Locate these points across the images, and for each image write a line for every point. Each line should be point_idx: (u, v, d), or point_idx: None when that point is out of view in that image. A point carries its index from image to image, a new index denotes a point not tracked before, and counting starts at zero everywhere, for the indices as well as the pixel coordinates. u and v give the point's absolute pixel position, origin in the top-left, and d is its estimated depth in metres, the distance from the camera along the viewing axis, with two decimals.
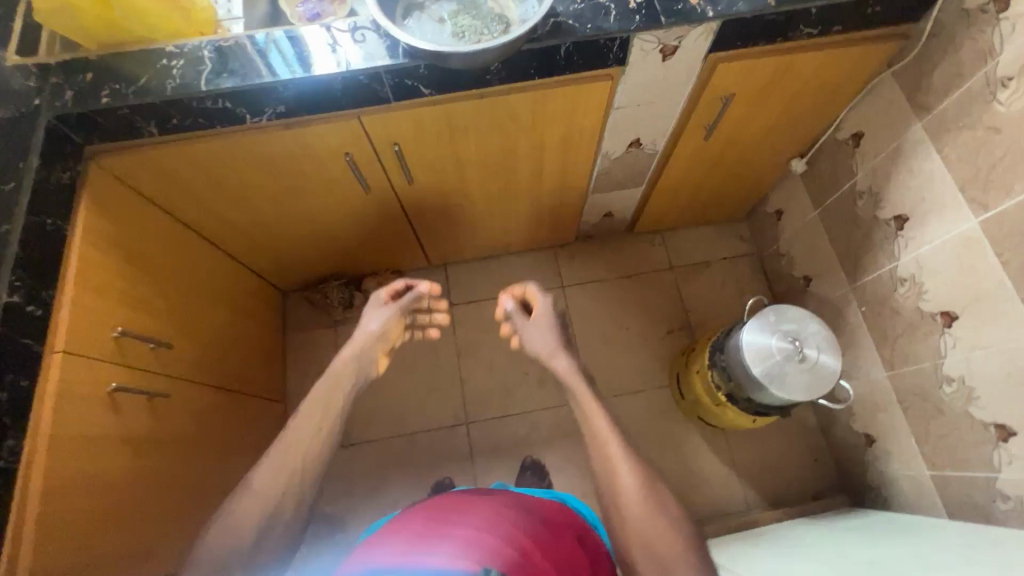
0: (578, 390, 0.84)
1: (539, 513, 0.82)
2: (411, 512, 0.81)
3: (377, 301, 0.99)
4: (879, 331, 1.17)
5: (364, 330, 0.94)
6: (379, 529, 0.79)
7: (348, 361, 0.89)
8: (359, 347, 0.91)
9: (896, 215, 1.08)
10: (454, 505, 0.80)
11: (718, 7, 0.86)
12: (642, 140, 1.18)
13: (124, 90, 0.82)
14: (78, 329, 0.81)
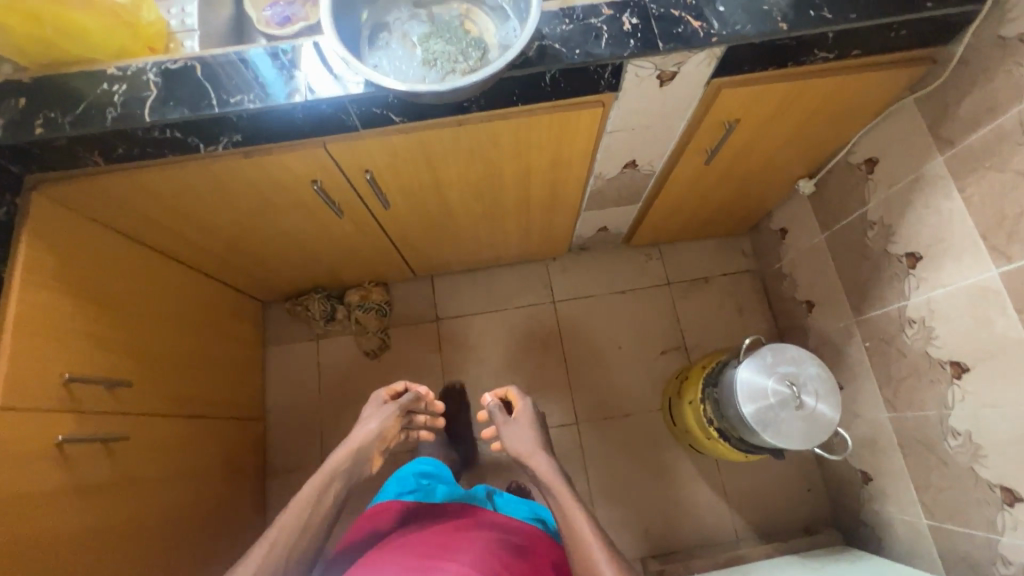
0: (560, 493, 0.88)
1: (518, 542, 0.93)
2: (406, 545, 0.88)
3: (376, 402, 1.04)
4: (882, 370, 1.10)
5: (364, 429, 0.97)
6: (373, 552, 0.88)
7: (345, 458, 0.91)
8: (359, 447, 0.94)
9: (908, 252, 1.00)
10: (443, 537, 0.90)
11: (724, 31, 0.77)
12: (638, 162, 1.09)
13: (61, 120, 0.74)
14: (19, 380, 0.76)
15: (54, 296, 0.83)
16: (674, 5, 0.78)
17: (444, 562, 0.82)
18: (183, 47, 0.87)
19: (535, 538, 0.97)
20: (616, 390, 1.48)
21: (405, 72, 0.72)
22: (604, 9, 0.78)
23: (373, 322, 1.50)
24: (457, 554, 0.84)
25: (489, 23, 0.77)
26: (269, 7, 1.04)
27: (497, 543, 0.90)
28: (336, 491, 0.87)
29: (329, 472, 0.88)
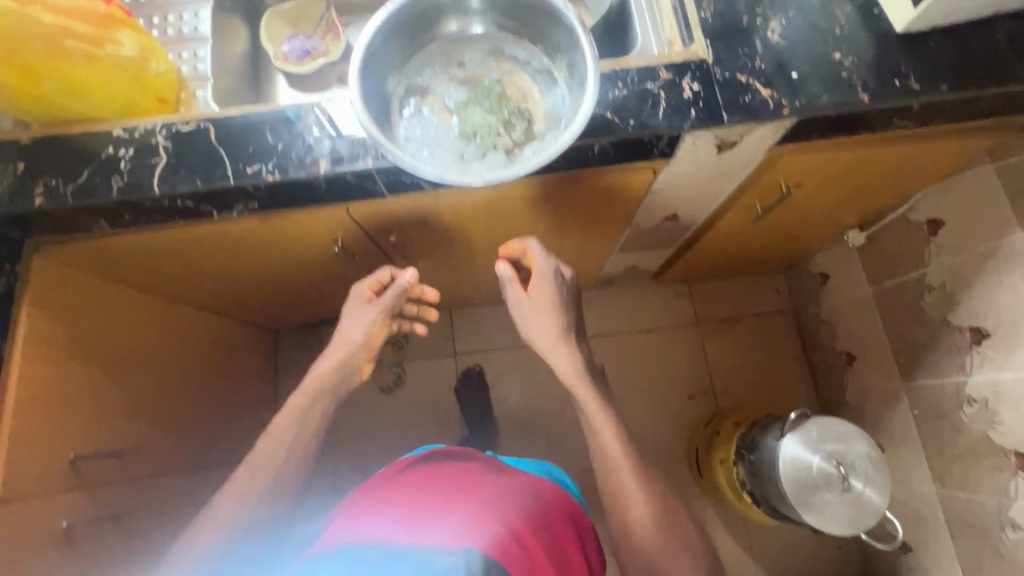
0: (587, 393, 0.79)
1: (540, 506, 0.75)
2: (402, 481, 0.74)
3: (357, 296, 0.83)
4: (932, 442, 1.04)
5: (339, 340, 0.82)
6: (369, 502, 0.73)
7: (332, 373, 0.80)
8: (341, 356, 0.81)
9: (973, 327, 0.93)
10: (454, 483, 0.73)
11: (797, 101, 0.69)
12: (679, 215, 1.02)
13: (62, 189, 0.68)
14: (21, 468, 0.70)
15: (61, 367, 0.77)
16: (740, 69, 0.70)
17: (442, 517, 0.66)
18: (194, 98, 0.80)
19: (562, 509, 0.79)
20: (639, 434, 1.41)
21: (442, 148, 0.65)
22: (661, 73, 0.71)
23: (388, 355, 1.44)
24: (460, 506, 0.68)
25: (535, 87, 0.70)
26: (287, 40, 0.96)
27: (515, 499, 0.72)
28: (312, 427, 0.80)
29: (302, 399, 0.80)
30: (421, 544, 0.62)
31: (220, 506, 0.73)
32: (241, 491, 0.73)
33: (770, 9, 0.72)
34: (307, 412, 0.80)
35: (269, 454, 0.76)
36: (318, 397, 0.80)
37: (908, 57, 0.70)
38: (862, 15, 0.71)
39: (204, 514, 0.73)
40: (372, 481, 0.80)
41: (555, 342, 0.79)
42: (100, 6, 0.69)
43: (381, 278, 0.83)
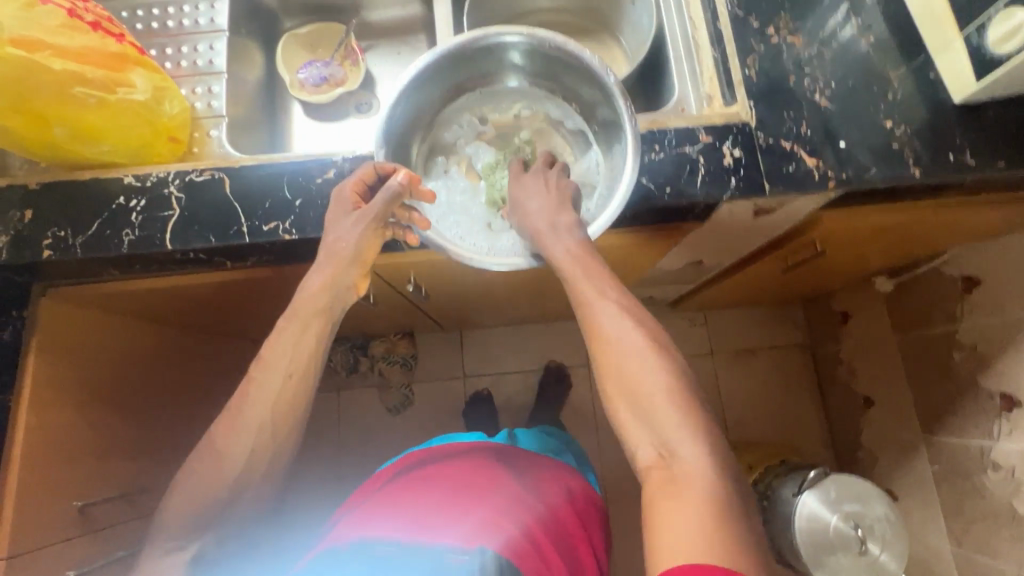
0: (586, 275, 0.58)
1: (557, 508, 0.74)
2: (422, 488, 0.73)
3: (341, 205, 0.62)
4: (952, 500, 1.02)
5: (331, 242, 0.62)
6: (389, 495, 0.74)
7: (318, 290, 0.62)
8: (329, 275, 0.62)
9: (1003, 392, 0.90)
10: (473, 483, 0.73)
11: (844, 172, 0.65)
12: (703, 260, 0.97)
13: (71, 242, 0.65)
14: (31, 523, 0.68)
15: (73, 411, 0.75)
16: (784, 135, 0.66)
17: (456, 520, 0.66)
18: (210, 137, 0.77)
19: (580, 509, 0.78)
20: None
21: (473, 215, 0.67)
22: (701, 135, 0.67)
23: (397, 375, 1.42)
24: (476, 510, 0.67)
25: (569, 148, 0.71)
26: (304, 66, 0.92)
27: (534, 503, 0.72)
28: (302, 378, 0.63)
29: (285, 343, 0.63)
30: (432, 545, 0.62)
31: (202, 464, 0.62)
32: (219, 463, 0.62)
33: (818, 69, 0.68)
34: (291, 369, 0.63)
35: (250, 428, 0.62)
36: (311, 341, 0.63)
37: (965, 128, 0.65)
38: (917, 80, 0.67)
39: (188, 467, 0.63)
40: (403, 468, 0.81)
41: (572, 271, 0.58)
42: (113, 45, 0.66)
43: (365, 177, 0.62)
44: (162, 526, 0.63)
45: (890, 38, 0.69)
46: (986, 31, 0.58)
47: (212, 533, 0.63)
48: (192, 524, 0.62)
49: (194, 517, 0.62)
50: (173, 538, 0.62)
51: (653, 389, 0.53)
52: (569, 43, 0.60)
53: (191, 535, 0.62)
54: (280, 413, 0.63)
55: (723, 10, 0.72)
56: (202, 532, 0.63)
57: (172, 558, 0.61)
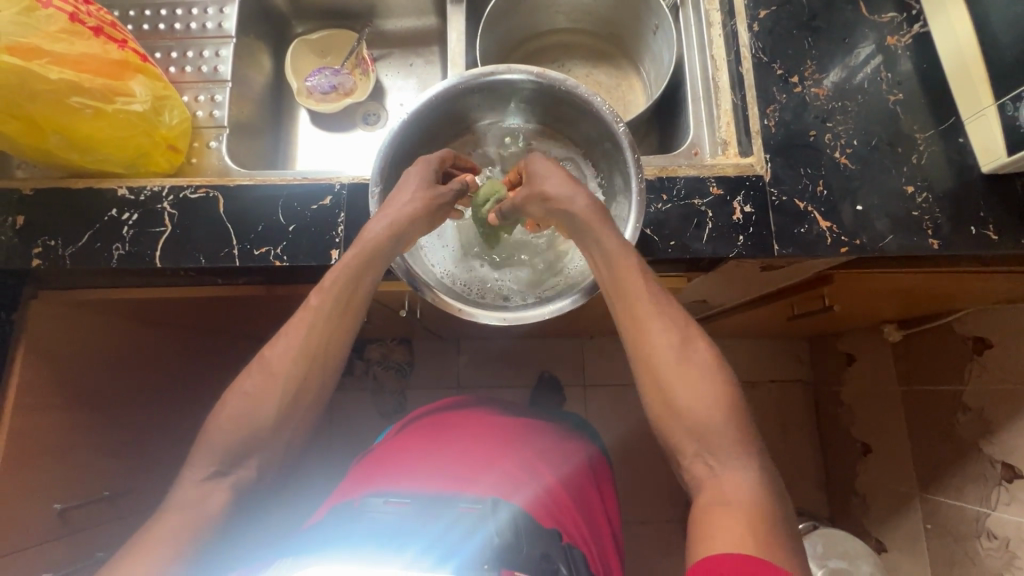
0: (637, 288, 0.55)
1: (570, 469, 0.72)
2: (430, 456, 0.67)
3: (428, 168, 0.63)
4: (944, 560, 1.00)
5: (411, 196, 0.60)
6: (393, 452, 0.71)
7: (380, 236, 0.59)
8: (396, 224, 0.59)
9: (1005, 461, 0.87)
10: (486, 453, 0.68)
11: (859, 238, 0.62)
12: (706, 300, 0.92)
13: (61, 252, 0.64)
14: (4, 526, 0.65)
15: (68, 413, 0.74)
16: (799, 193, 0.63)
17: (466, 481, 0.63)
18: (209, 148, 0.75)
19: (591, 472, 0.76)
20: (634, 492, 1.32)
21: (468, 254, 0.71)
22: (712, 187, 0.64)
23: (391, 381, 1.35)
24: (489, 473, 0.64)
25: None
26: (313, 73, 0.89)
27: (547, 466, 0.69)
28: (356, 304, 0.60)
29: (354, 267, 0.58)
30: (446, 499, 0.59)
31: (257, 385, 0.57)
32: (264, 413, 0.57)
33: (841, 124, 0.65)
34: (348, 295, 0.59)
35: (281, 375, 0.57)
36: (372, 269, 0.59)
37: (991, 200, 0.62)
38: (946, 145, 0.64)
39: (235, 387, 0.58)
40: (403, 426, 0.78)
41: (618, 278, 0.56)
42: (114, 52, 0.64)
43: (448, 158, 0.66)
44: (196, 451, 0.57)
45: (921, 97, 0.65)
46: (1021, 104, 0.54)
47: (256, 458, 0.57)
48: (228, 452, 0.56)
49: (233, 443, 0.56)
50: (208, 465, 0.56)
51: (664, 369, 0.53)
52: (579, 86, 0.62)
53: (233, 458, 0.57)
54: (331, 343, 0.59)
55: (747, 53, 0.69)
56: (245, 456, 0.57)
57: (210, 485, 0.56)
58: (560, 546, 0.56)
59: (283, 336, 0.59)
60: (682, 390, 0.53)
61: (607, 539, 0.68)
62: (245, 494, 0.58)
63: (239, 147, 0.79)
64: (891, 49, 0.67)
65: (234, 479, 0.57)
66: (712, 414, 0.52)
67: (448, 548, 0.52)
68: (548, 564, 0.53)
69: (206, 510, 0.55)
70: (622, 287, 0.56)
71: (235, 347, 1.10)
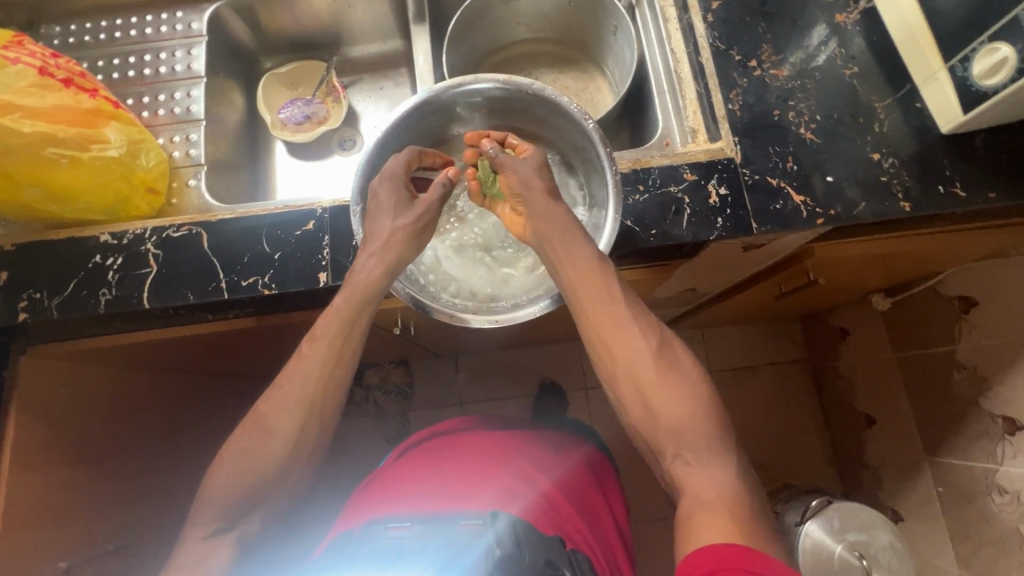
0: (592, 288, 0.58)
1: (570, 472, 0.72)
2: (429, 476, 0.68)
3: (396, 182, 0.65)
4: (958, 523, 1.00)
5: (385, 226, 0.62)
6: (392, 476, 0.71)
7: (380, 270, 0.61)
8: (388, 260, 0.61)
9: (1006, 415, 0.88)
10: (482, 468, 0.68)
11: (833, 209, 0.63)
12: (696, 288, 0.94)
13: (47, 303, 0.64)
14: None
15: (65, 469, 0.73)
16: (770, 171, 0.65)
17: (464, 496, 0.63)
18: (188, 187, 0.75)
19: (592, 473, 0.76)
20: (649, 489, 1.31)
21: (440, 256, 0.72)
22: (686, 173, 0.66)
23: (393, 405, 1.33)
24: (487, 487, 0.64)
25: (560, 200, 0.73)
26: (286, 105, 0.91)
27: (544, 473, 0.70)
28: (350, 349, 0.62)
29: (347, 308, 0.60)
30: (445, 517, 0.59)
31: (253, 442, 0.60)
32: (280, 433, 0.59)
33: (803, 102, 0.67)
34: (343, 342, 0.61)
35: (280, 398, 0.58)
36: (364, 308, 0.61)
37: (955, 160, 0.64)
38: (905, 111, 0.66)
39: (232, 444, 0.61)
40: (407, 446, 0.78)
41: (573, 279, 0.59)
42: (86, 101, 0.64)
43: (413, 160, 0.67)
44: (199, 508, 0.59)
45: (875, 68, 0.68)
46: (971, 64, 0.57)
47: (259, 513, 0.61)
48: (233, 509, 0.59)
49: (238, 496, 0.59)
50: (212, 522, 0.59)
51: (636, 367, 0.57)
52: (545, 88, 0.63)
53: (236, 515, 0.59)
54: (326, 388, 0.61)
55: (704, 42, 0.71)
56: (250, 509, 0.60)
57: (215, 541, 0.58)
58: (564, 552, 0.54)
59: (276, 391, 0.61)
60: (650, 371, 0.57)
61: (616, 546, 0.67)
62: (248, 543, 0.60)
63: (219, 184, 0.79)
64: (841, 27, 0.70)
65: (238, 533, 0.59)
66: (682, 394, 0.56)
67: (452, 558, 0.52)
68: (552, 570, 0.51)
69: (210, 566, 0.56)
70: (576, 289, 0.59)
71: (231, 383, 1.09)
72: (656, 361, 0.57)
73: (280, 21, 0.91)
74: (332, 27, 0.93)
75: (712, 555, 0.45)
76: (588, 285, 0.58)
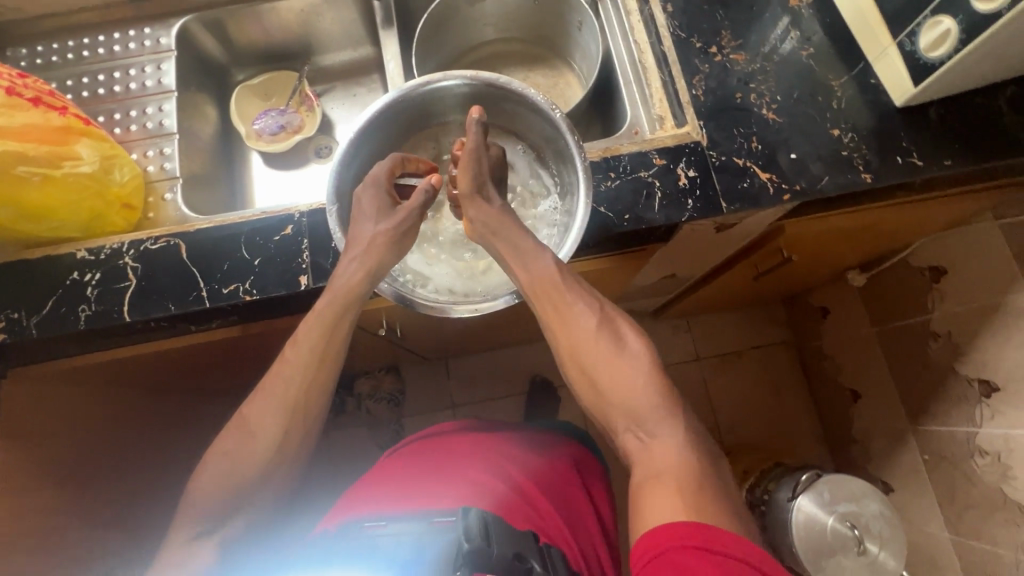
0: (545, 289, 0.59)
1: (553, 468, 0.72)
2: (408, 478, 0.69)
3: (377, 190, 0.66)
4: (945, 489, 1.02)
5: (365, 233, 0.62)
6: (377, 474, 0.72)
7: (359, 271, 0.61)
8: (369, 265, 0.61)
9: (981, 377, 0.91)
10: (456, 468, 0.69)
11: (798, 184, 0.65)
12: (676, 274, 0.96)
13: (26, 323, 0.64)
14: None
15: (49, 492, 0.72)
16: (736, 152, 0.67)
17: (435, 495, 0.64)
18: (164, 201, 0.75)
19: (577, 469, 0.76)
20: None
21: (419, 256, 0.74)
22: (655, 158, 0.67)
23: (385, 412, 1.33)
24: (462, 484, 0.65)
25: (531, 190, 0.74)
26: (259, 116, 0.92)
27: (522, 469, 0.70)
28: (332, 354, 0.62)
29: (328, 314, 0.61)
30: (415, 517, 0.60)
31: (235, 444, 0.60)
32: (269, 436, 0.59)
33: (763, 84, 0.70)
34: (327, 344, 0.61)
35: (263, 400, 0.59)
36: (346, 313, 0.62)
37: (911, 131, 0.66)
38: (860, 88, 0.68)
39: (215, 447, 0.61)
40: (398, 447, 0.79)
41: (530, 279, 0.60)
42: (56, 119, 0.64)
43: (397, 165, 0.69)
44: (183, 512, 0.61)
45: (830, 48, 0.70)
46: (917, 37, 0.60)
47: (244, 514, 0.61)
48: (215, 513, 0.60)
49: (221, 500, 0.60)
50: (195, 525, 0.60)
51: (599, 361, 0.57)
52: (511, 81, 0.65)
53: (219, 519, 0.60)
54: (313, 390, 0.62)
55: (666, 32, 0.73)
56: (231, 515, 0.60)
57: (200, 543, 0.60)
58: (535, 546, 0.54)
59: (260, 397, 0.61)
60: (601, 361, 0.57)
61: (598, 545, 0.67)
62: (232, 546, 0.61)
63: (195, 197, 0.79)
64: (795, 10, 0.73)
65: (220, 536, 0.60)
66: (632, 378, 0.56)
67: (411, 558, 0.55)
68: (521, 563, 0.52)
69: (192, 569, 0.58)
70: (534, 288, 0.60)
71: (219, 400, 1.09)
72: (617, 353, 0.57)
73: (249, 34, 0.92)
74: (302, 37, 0.94)
75: (660, 537, 0.46)
76: (536, 286, 0.60)
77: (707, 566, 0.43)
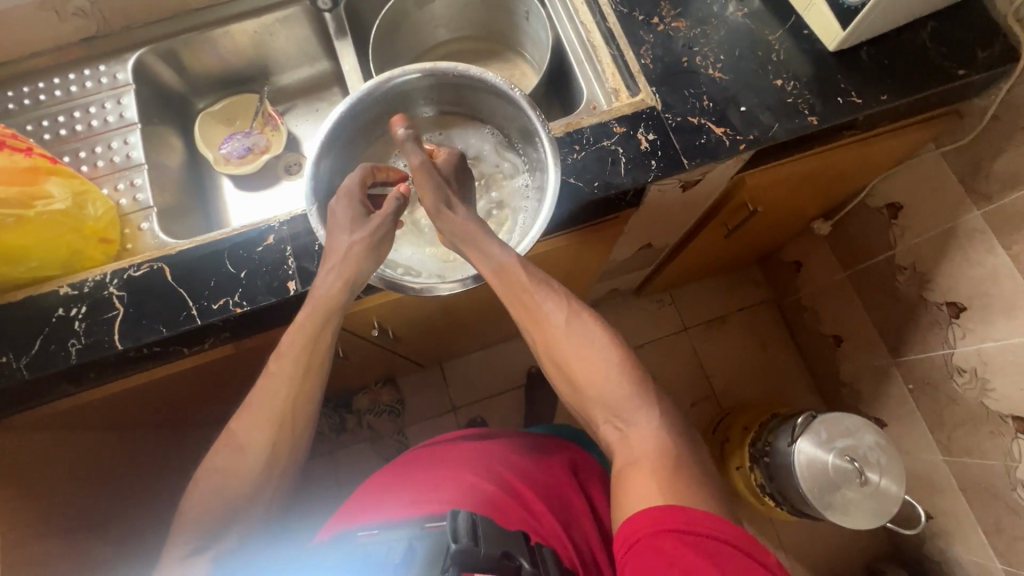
0: (512, 284, 0.62)
1: (545, 469, 0.73)
2: (403, 489, 0.69)
3: (351, 197, 0.67)
4: (934, 414, 1.06)
5: (345, 240, 0.63)
6: (373, 487, 0.73)
7: (343, 273, 0.63)
8: (347, 272, 0.63)
9: (949, 301, 0.95)
10: (448, 477, 0.69)
11: (751, 134, 0.69)
12: (652, 244, 0.99)
13: (16, 364, 0.63)
14: None
15: (52, 539, 0.70)
16: (690, 111, 0.71)
17: (428, 503, 0.65)
18: (141, 230, 0.76)
19: (572, 468, 0.76)
20: None
21: (401, 248, 0.76)
22: (615, 127, 0.70)
23: (387, 424, 1.32)
24: (454, 492, 0.66)
25: (500, 172, 0.77)
26: (226, 141, 0.93)
27: (514, 471, 0.71)
28: (321, 354, 0.63)
29: (312, 322, 0.62)
30: (408, 523, 0.61)
31: (231, 460, 0.60)
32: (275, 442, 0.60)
33: (706, 46, 0.74)
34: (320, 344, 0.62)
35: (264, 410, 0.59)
36: (329, 320, 0.63)
37: (848, 72, 0.71)
38: (795, 39, 0.73)
39: (204, 464, 0.61)
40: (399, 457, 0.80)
41: (505, 261, 0.63)
42: (22, 160, 0.64)
43: (367, 175, 0.69)
44: (176, 531, 0.60)
45: (762, 7, 0.75)
46: None
47: (236, 528, 0.60)
48: (209, 526, 0.59)
49: (213, 516, 0.59)
50: (186, 542, 0.59)
51: (583, 335, 0.60)
52: (468, 68, 0.68)
53: (214, 533, 0.59)
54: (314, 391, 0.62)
55: (608, 9, 0.77)
56: (224, 529, 0.59)
57: (193, 560, 0.58)
58: (524, 544, 0.54)
59: (258, 406, 0.61)
60: (569, 346, 0.60)
61: (594, 540, 0.66)
62: (225, 567, 0.59)
63: (170, 226, 0.80)
64: None
65: (215, 551, 0.59)
66: (598, 356, 0.59)
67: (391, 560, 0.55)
68: (509, 561, 0.52)
69: None
70: (506, 276, 0.62)
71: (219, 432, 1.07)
72: (592, 332, 0.60)
73: (205, 62, 0.93)
74: (258, 59, 0.96)
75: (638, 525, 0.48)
76: (503, 277, 0.63)
77: (682, 550, 0.45)
